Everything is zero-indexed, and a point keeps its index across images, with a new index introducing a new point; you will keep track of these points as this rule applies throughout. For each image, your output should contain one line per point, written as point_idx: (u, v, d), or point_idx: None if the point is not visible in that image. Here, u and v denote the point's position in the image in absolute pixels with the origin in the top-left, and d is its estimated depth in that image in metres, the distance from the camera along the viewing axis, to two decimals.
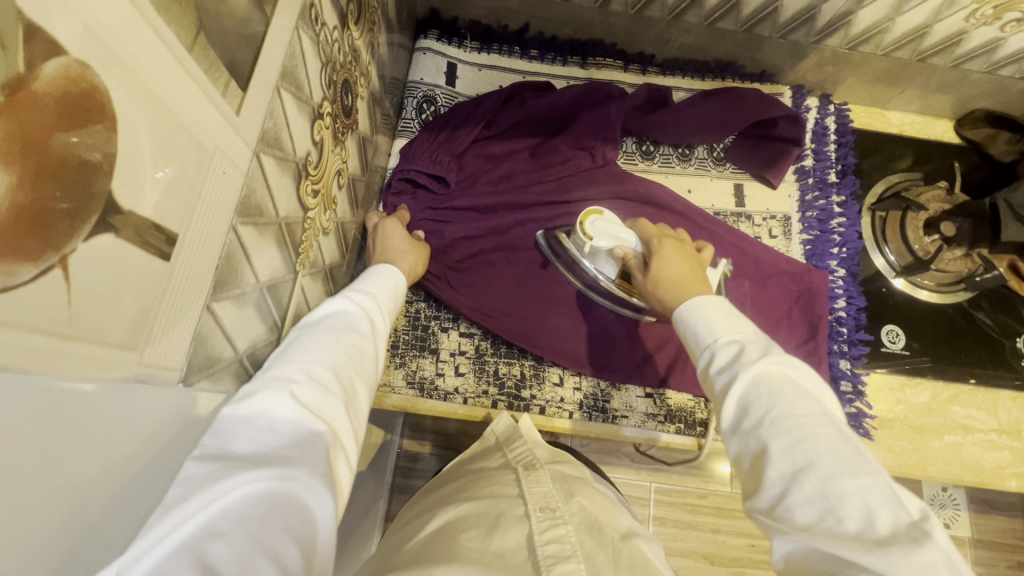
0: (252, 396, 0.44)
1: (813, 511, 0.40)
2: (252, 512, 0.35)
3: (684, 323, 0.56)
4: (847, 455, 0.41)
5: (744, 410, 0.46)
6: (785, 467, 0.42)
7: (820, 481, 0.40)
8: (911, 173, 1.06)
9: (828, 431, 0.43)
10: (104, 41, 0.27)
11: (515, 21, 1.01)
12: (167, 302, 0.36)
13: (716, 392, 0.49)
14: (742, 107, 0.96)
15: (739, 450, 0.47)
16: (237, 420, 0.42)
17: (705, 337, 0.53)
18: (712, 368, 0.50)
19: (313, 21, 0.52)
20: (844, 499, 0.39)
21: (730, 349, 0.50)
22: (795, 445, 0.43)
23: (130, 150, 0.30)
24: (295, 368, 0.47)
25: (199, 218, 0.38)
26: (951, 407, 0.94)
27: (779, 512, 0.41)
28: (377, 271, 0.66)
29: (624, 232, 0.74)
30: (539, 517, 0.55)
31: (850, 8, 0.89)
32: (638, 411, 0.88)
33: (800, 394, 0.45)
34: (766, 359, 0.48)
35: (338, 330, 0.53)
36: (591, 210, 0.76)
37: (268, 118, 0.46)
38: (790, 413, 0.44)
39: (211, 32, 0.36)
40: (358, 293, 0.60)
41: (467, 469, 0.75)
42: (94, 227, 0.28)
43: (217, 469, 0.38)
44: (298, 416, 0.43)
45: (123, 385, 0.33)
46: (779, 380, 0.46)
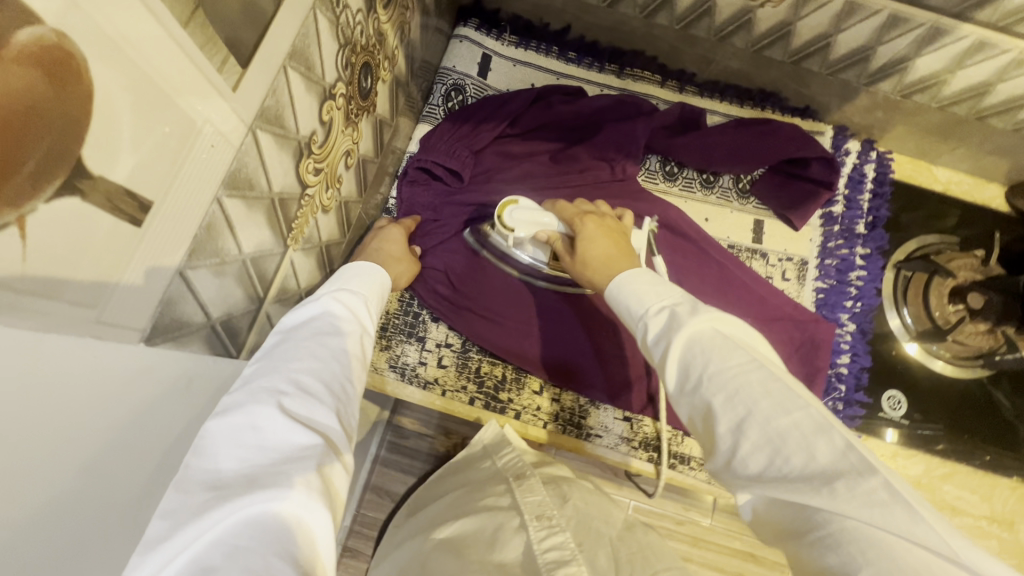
0: (235, 414, 0.43)
1: (763, 457, 0.40)
2: (241, 541, 0.36)
3: (617, 298, 0.56)
4: (781, 395, 0.42)
5: (685, 374, 0.46)
6: (729, 421, 0.42)
7: (762, 427, 0.41)
8: (948, 236, 1.00)
9: (759, 376, 0.43)
10: (84, 12, 0.27)
11: (557, 21, 0.99)
12: (133, 265, 0.37)
13: (656, 362, 0.49)
14: (774, 142, 0.93)
15: (690, 413, 0.46)
16: (223, 436, 0.42)
17: (637, 309, 0.52)
18: (648, 337, 0.50)
19: (333, 3, 0.52)
20: (785, 438, 0.40)
21: (660, 319, 0.50)
22: (734, 398, 0.42)
23: (105, 118, 0.31)
24: (282, 379, 0.46)
25: (179, 189, 0.39)
26: (943, 486, 0.90)
27: (735, 465, 0.41)
28: (361, 268, 0.68)
29: (544, 215, 0.76)
30: (535, 526, 0.60)
31: (907, 54, 0.84)
32: (612, 433, 0.87)
33: (731, 345, 0.45)
34: (696, 317, 0.47)
35: (325, 334, 0.53)
36: (507, 201, 0.78)
37: (269, 95, 0.47)
38: (725, 367, 0.44)
39: (211, 8, 0.36)
40: (347, 292, 0.61)
41: (462, 477, 0.84)
42: (58, 190, 0.29)
43: (206, 497, 0.38)
44: (287, 429, 0.43)
45: (77, 341, 0.34)
46: (711, 336, 0.46)
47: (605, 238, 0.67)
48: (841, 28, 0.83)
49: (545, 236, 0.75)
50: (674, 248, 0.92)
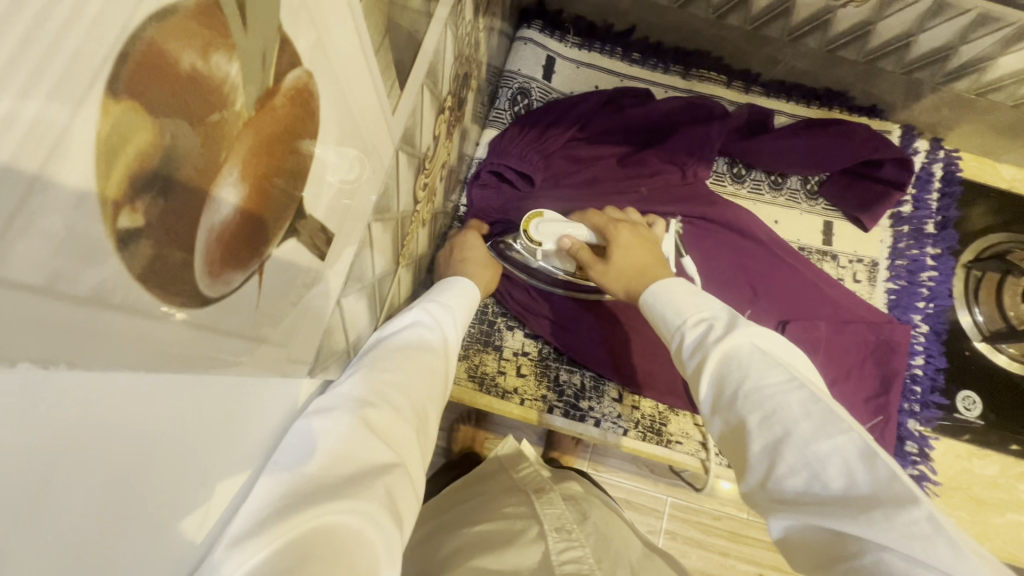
0: (327, 412, 0.41)
1: (801, 480, 0.38)
2: (315, 548, 0.33)
3: (653, 305, 0.55)
4: (827, 418, 0.40)
5: (720, 387, 0.46)
6: (765, 441, 0.41)
7: (798, 449, 0.39)
8: (1014, 234, 0.99)
9: (802, 396, 0.41)
10: (326, 50, 0.26)
11: (622, 21, 0.98)
12: (314, 300, 0.36)
13: (688, 376, 0.48)
14: (849, 143, 0.92)
15: (723, 427, 0.45)
16: (315, 429, 0.40)
17: (673, 319, 0.52)
18: (684, 352, 0.49)
19: (457, 16, 0.51)
20: (823, 462, 0.38)
21: (699, 329, 0.49)
22: (773, 417, 0.41)
23: (321, 155, 0.30)
24: (368, 390, 0.45)
25: (351, 216, 0.38)
26: (1018, 485, 0.90)
27: (770, 486, 0.40)
28: (453, 285, 0.68)
29: (572, 225, 0.74)
30: (555, 537, 0.63)
31: (991, 53, 0.83)
32: (693, 439, 0.87)
33: (769, 361, 0.44)
34: (731, 333, 0.46)
35: (410, 348, 0.52)
36: (531, 214, 0.77)
37: (410, 115, 0.46)
38: (763, 386, 0.43)
39: (393, 31, 0.35)
40: (437, 305, 0.62)
41: (477, 488, 0.80)
42: (285, 233, 0.28)
43: (289, 491, 0.35)
44: (370, 445, 0.41)
45: (267, 379, 0.34)
46: (747, 351, 0.45)
47: (637, 249, 0.66)
48: (925, 28, 0.81)
49: (569, 243, 0.72)
50: (747, 251, 0.91)
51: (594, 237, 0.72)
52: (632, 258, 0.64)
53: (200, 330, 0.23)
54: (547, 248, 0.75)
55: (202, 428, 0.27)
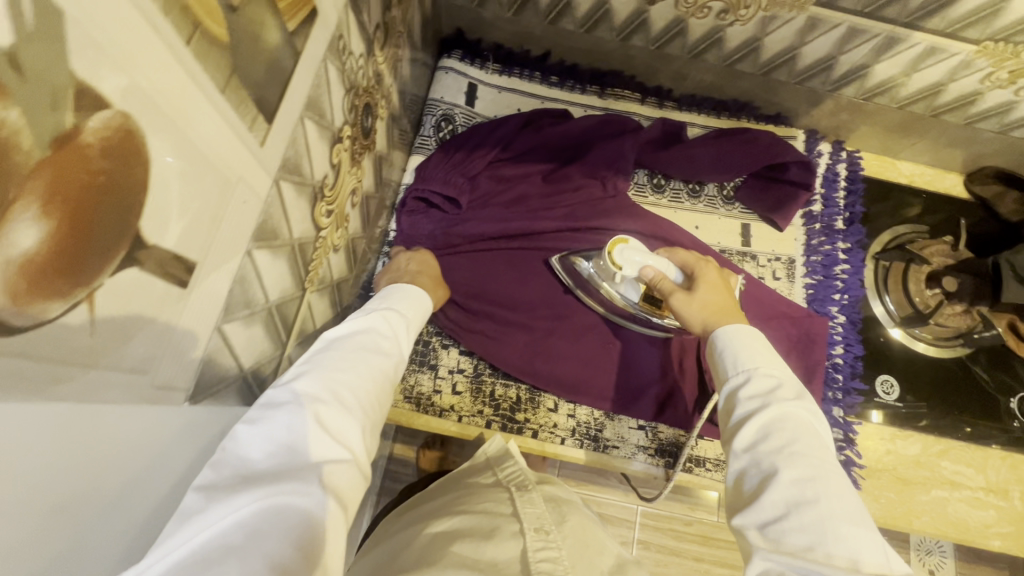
0: (279, 410, 0.46)
1: (806, 537, 0.42)
2: (263, 525, 0.38)
3: (718, 350, 0.60)
4: (851, 505, 0.44)
5: (762, 437, 0.49)
6: (790, 493, 0.44)
7: (819, 515, 0.42)
8: (918, 225, 1.07)
9: (838, 479, 0.45)
10: (145, 90, 0.28)
11: (537, 47, 1.03)
12: (180, 326, 0.37)
13: (734, 420, 0.52)
14: (752, 150, 0.98)
15: (744, 469, 0.49)
16: (263, 425, 0.44)
17: (745, 365, 0.56)
18: (740, 393, 0.54)
19: (341, 52, 0.54)
20: (837, 534, 0.41)
21: (767, 381, 0.53)
22: (805, 480, 0.45)
23: (160, 188, 0.31)
24: (322, 386, 0.49)
25: (217, 243, 0.39)
26: (940, 462, 0.94)
27: (772, 530, 0.43)
28: (405, 290, 0.71)
29: (654, 256, 0.75)
30: (533, 535, 0.58)
31: (868, 61, 0.90)
32: (629, 442, 0.89)
33: (816, 441, 0.48)
34: (796, 402, 0.50)
35: (364, 351, 0.56)
36: (618, 238, 0.76)
37: (289, 146, 0.48)
38: (809, 453, 0.46)
39: (245, 70, 0.37)
40: (392, 311, 0.65)
41: (455, 485, 0.76)
42: (120, 262, 0.30)
43: (237, 482, 0.41)
44: (317, 439, 0.45)
45: (134, 406, 0.35)
46: (801, 422, 0.49)
47: (722, 292, 0.71)
48: (807, 41, 0.88)
49: (649, 275, 0.74)
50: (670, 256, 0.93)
51: (678, 274, 0.75)
52: (720, 301, 0.69)
53: (7, 358, 0.24)
54: (626, 273, 0.75)
55: (41, 447, 0.28)
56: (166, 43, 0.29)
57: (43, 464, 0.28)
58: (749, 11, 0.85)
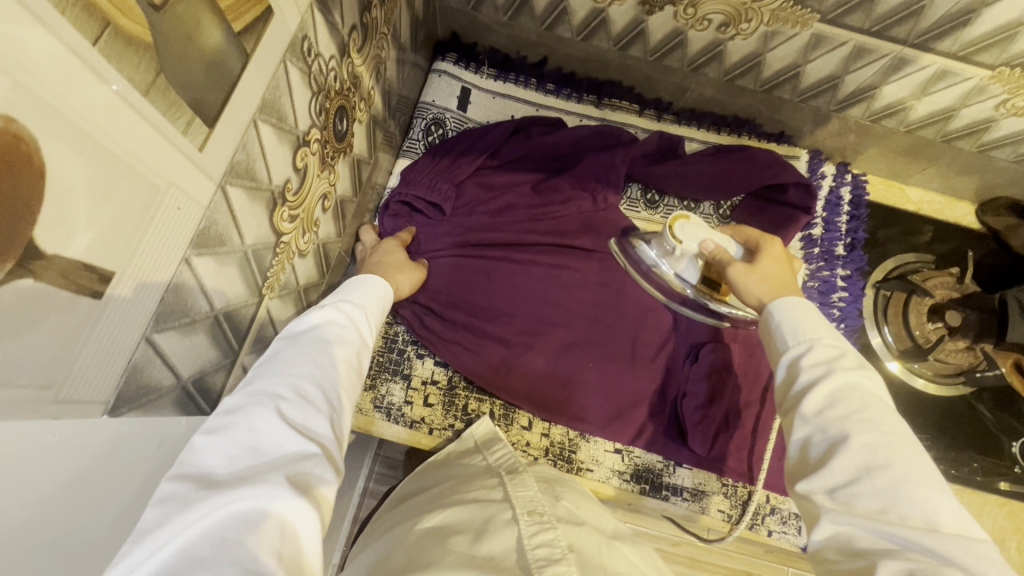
0: (236, 414, 0.40)
1: (878, 502, 0.39)
2: (230, 534, 0.33)
3: (772, 320, 0.54)
4: (924, 467, 0.41)
5: (829, 403, 0.45)
6: (861, 459, 0.41)
7: (893, 480, 0.40)
8: (923, 254, 1.02)
9: (907, 442, 0.42)
10: (36, 90, 0.26)
11: (534, 53, 1.01)
12: (95, 337, 0.35)
13: (794, 390, 0.47)
14: (751, 169, 0.94)
15: (807, 437, 0.45)
16: (219, 432, 0.39)
17: (798, 334, 0.51)
18: (802, 361, 0.48)
19: (305, 53, 0.52)
20: (914, 499, 0.39)
21: (829, 349, 0.48)
22: (877, 445, 0.41)
23: (61, 194, 0.30)
24: (283, 383, 0.43)
25: (142, 251, 0.37)
26: None
27: (842, 495, 0.41)
28: (363, 282, 0.63)
29: (718, 233, 0.72)
30: (526, 521, 0.54)
31: (875, 81, 0.86)
32: (604, 465, 0.86)
33: (883, 408, 0.44)
34: (857, 370, 0.46)
35: (328, 343, 0.49)
36: (680, 214, 0.76)
37: (239, 150, 0.46)
38: (876, 419, 0.43)
39: (175, 72, 0.36)
40: (348, 303, 0.57)
41: (443, 472, 0.73)
42: (9, 274, 0.28)
43: (193, 492, 0.35)
44: (285, 437, 0.39)
45: (33, 424, 0.33)
46: (862, 390, 0.45)
47: (785, 267, 0.64)
48: (810, 58, 0.85)
49: (712, 247, 0.70)
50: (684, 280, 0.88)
51: (741, 250, 0.70)
52: (783, 275, 0.62)
53: None
54: (686, 249, 0.74)
55: None
56: (61, 41, 0.27)
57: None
58: (750, 26, 0.82)
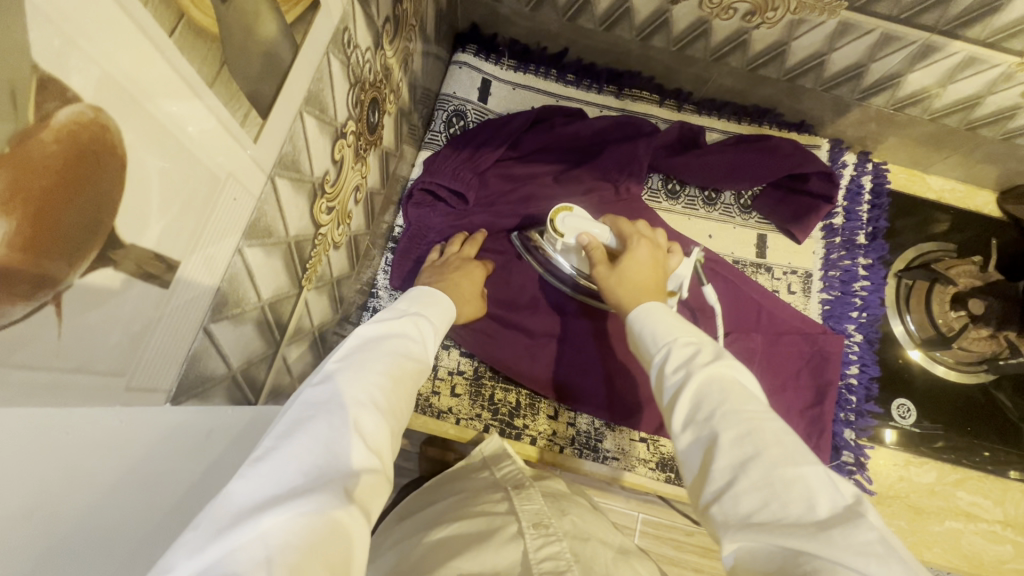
0: (309, 414, 0.40)
1: (758, 499, 0.38)
2: (299, 536, 0.33)
3: (635, 328, 0.57)
4: (793, 446, 0.40)
5: (695, 407, 0.45)
6: (733, 458, 0.40)
7: (765, 469, 0.39)
8: (945, 243, 1.03)
9: (772, 423, 0.42)
10: (120, 84, 0.27)
11: (555, 44, 1.00)
12: (160, 329, 0.36)
13: (667, 400, 0.48)
14: (772, 158, 0.94)
15: (689, 449, 0.44)
16: (300, 427, 0.39)
17: (662, 337, 0.53)
18: (665, 368, 0.50)
19: (345, 45, 0.52)
20: (786, 487, 0.37)
21: (685, 349, 0.50)
22: (743, 437, 0.41)
23: (138, 186, 0.30)
24: (357, 388, 0.44)
25: (203, 242, 0.38)
26: (956, 492, 0.92)
27: (726, 503, 0.39)
28: (429, 296, 0.66)
29: (597, 224, 0.73)
30: (532, 534, 0.55)
31: (901, 70, 0.86)
32: (630, 455, 0.87)
33: (745, 394, 0.44)
34: (714, 362, 0.47)
35: (396, 355, 0.51)
36: (562, 206, 0.76)
37: (287, 142, 0.46)
38: (738, 409, 0.43)
39: (236, 65, 0.36)
40: (420, 321, 0.59)
41: (453, 487, 0.73)
42: (94, 262, 0.28)
43: (271, 482, 0.35)
44: (352, 444, 0.40)
45: (108, 411, 0.33)
46: (725, 380, 0.45)
47: (648, 269, 0.65)
48: (835, 47, 0.85)
49: (588, 242, 0.70)
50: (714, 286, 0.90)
51: (613, 241, 0.72)
52: (640, 276, 0.64)
53: None
54: (567, 241, 0.74)
55: (7, 450, 0.26)
56: (143, 33, 0.28)
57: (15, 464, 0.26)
58: (776, 14, 0.81)
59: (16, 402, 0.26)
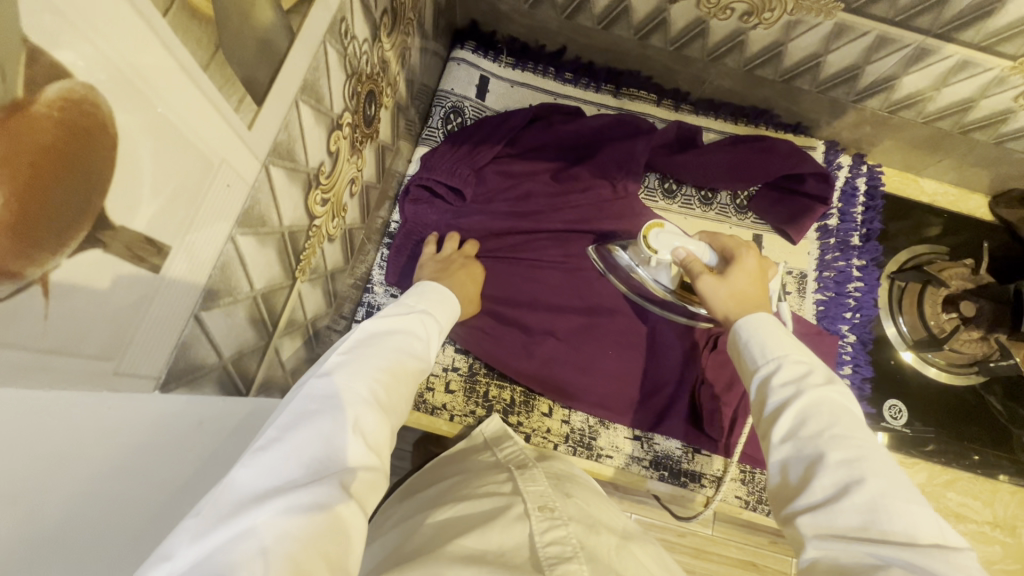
0: (307, 410, 0.40)
1: (859, 518, 0.39)
2: (295, 532, 0.33)
3: (740, 338, 0.55)
4: (899, 480, 0.40)
5: (800, 424, 0.45)
6: (838, 478, 0.41)
7: (872, 496, 0.39)
8: (938, 246, 1.03)
9: (883, 457, 0.42)
10: (112, 60, 0.27)
11: (553, 42, 1.00)
12: (151, 314, 0.36)
13: (768, 412, 0.48)
14: (769, 158, 0.94)
15: (785, 461, 0.45)
16: (300, 420, 0.39)
17: (772, 350, 0.51)
18: (772, 380, 0.49)
19: (342, 35, 0.52)
20: (892, 514, 0.38)
21: (797, 367, 0.49)
22: (853, 460, 0.41)
23: (129, 166, 0.30)
24: (361, 381, 0.44)
25: (195, 226, 0.37)
26: (946, 493, 0.93)
27: (822, 516, 0.40)
28: (440, 292, 0.66)
29: (694, 240, 0.71)
30: (538, 516, 0.54)
31: (896, 72, 0.87)
32: (623, 452, 0.87)
33: (854, 421, 0.44)
34: (829, 385, 0.47)
35: (400, 348, 0.51)
36: (654, 222, 0.74)
37: (282, 130, 0.46)
38: (850, 435, 0.43)
39: (231, 49, 0.36)
40: (424, 313, 0.59)
41: (457, 466, 0.73)
42: (82, 242, 0.28)
43: (269, 477, 0.35)
44: (351, 440, 0.40)
45: (96, 397, 0.33)
46: (835, 405, 0.45)
47: (756, 283, 0.65)
48: (831, 49, 0.85)
49: (688, 260, 0.69)
50: None
51: (713, 258, 0.70)
52: (753, 291, 0.63)
53: None
54: (660, 258, 0.72)
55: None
56: (135, 10, 0.27)
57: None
58: (773, 15, 0.82)
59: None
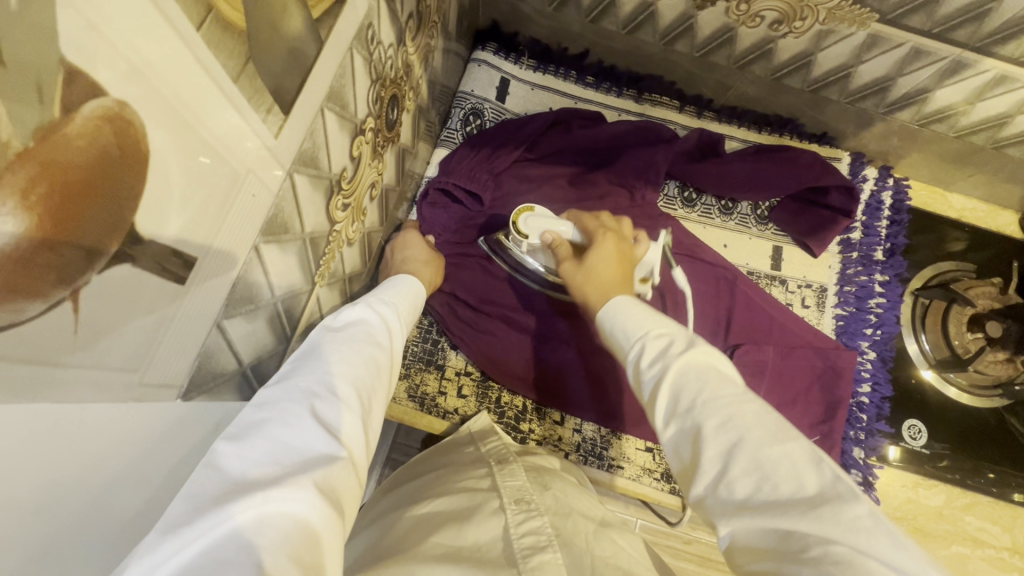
0: (255, 417, 0.38)
1: (750, 482, 0.37)
2: (256, 538, 0.30)
3: (608, 325, 0.54)
4: (775, 424, 0.39)
5: (676, 397, 0.44)
6: (718, 446, 0.39)
7: (752, 452, 0.38)
8: (963, 263, 1.01)
9: (752, 406, 0.41)
10: (144, 76, 0.26)
11: (576, 45, 0.99)
12: (175, 324, 0.36)
13: (648, 394, 0.46)
14: (793, 170, 0.93)
15: (677, 441, 0.43)
16: (250, 425, 0.37)
17: (636, 332, 0.50)
18: (642, 364, 0.48)
19: (368, 41, 0.52)
20: (774, 464, 0.37)
21: (659, 342, 0.48)
22: (725, 422, 0.40)
23: (159, 179, 0.29)
24: (318, 380, 0.42)
25: (223, 235, 0.37)
26: (964, 517, 0.91)
27: (720, 491, 0.38)
28: (396, 286, 0.66)
29: (558, 221, 0.74)
30: (513, 510, 0.53)
31: (929, 85, 0.84)
32: (635, 463, 0.87)
33: (723, 378, 0.44)
34: (690, 351, 0.46)
35: (358, 341, 0.50)
36: (524, 206, 0.77)
37: (307, 138, 0.45)
38: (719, 395, 0.42)
39: (261, 59, 0.35)
40: (381, 304, 0.58)
41: (436, 462, 0.72)
42: (113, 259, 0.28)
43: (221, 485, 0.33)
44: (312, 436, 0.37)
45: (122, 407, 0.33)
46: (700, 367, 0.44)
47: (615, 261, 0.64)
48: (864, 59, 0.83)
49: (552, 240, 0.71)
50: (722, 295, 0.90)
51: (578, 235, 0.72)
52: (608, 268, 0.63)
53: None
54: (532, 242, 0.75)
55: (27, 446, 0.27)
56: (170, 25, 0.27)
57: (16, 469, 0.26)
58: (805, 23, 0.80)
59: (25, 400, 0.26)
